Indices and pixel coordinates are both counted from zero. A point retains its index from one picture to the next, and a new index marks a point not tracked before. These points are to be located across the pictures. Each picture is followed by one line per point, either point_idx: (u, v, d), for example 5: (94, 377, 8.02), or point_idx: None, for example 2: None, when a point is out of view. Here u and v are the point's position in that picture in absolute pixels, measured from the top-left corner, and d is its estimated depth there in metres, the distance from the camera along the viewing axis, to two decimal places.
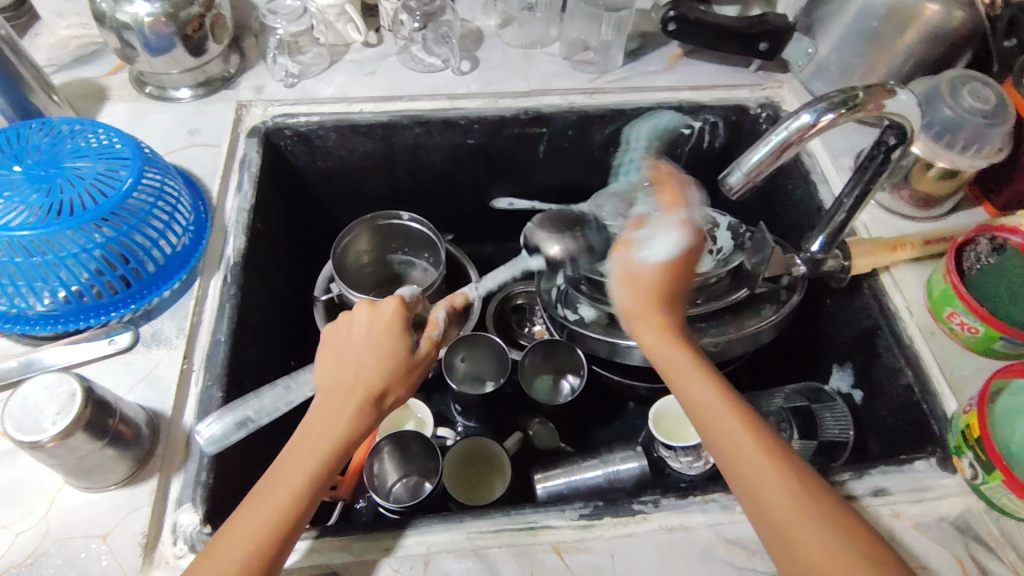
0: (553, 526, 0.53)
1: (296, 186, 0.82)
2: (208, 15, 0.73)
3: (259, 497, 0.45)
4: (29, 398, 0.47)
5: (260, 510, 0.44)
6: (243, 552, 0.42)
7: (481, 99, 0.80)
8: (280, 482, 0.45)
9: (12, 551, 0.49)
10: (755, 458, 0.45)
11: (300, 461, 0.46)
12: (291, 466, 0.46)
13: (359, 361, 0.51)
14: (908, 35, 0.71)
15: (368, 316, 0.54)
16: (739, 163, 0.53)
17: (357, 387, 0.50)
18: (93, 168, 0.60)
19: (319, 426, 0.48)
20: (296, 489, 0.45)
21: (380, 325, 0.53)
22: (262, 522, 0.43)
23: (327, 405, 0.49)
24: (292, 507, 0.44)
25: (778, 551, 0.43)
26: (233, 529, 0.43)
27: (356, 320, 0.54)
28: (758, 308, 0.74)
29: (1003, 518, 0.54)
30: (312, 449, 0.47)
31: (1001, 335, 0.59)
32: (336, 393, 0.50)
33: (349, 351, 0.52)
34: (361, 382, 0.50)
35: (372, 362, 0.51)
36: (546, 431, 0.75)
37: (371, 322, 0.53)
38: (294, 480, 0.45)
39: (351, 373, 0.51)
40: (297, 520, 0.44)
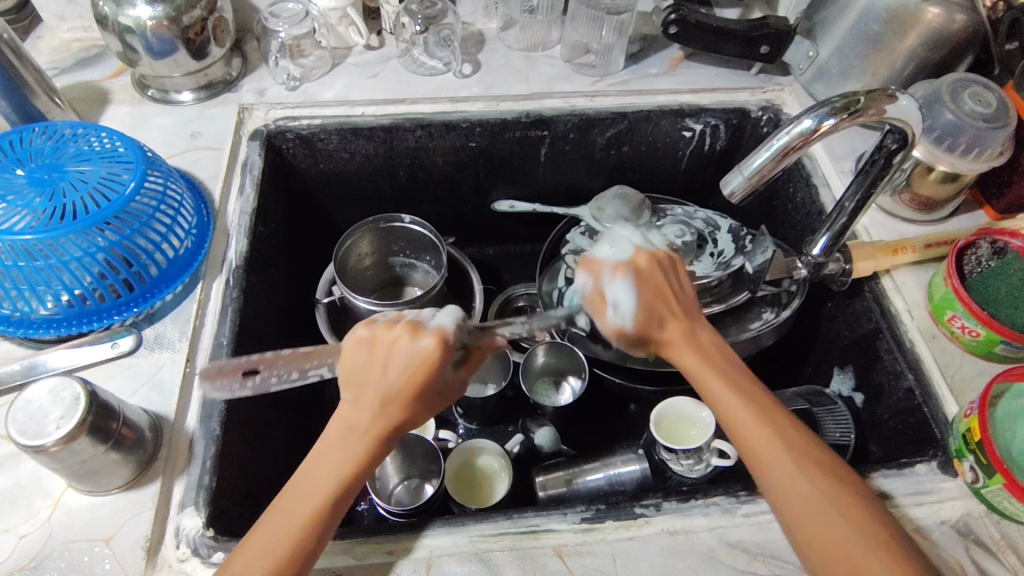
0: (556, 529, 0.53)
1: (299, 188, 0.82)
2: (210, 18, 0.73)
3: (280, 513, 0.44)
4: (33, 402, 0.47)
5: (280, 527, 0.44)
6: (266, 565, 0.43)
7: (483, 102, 0.80)
8: (304, 499, 0.45)
9: (15, 554, 0.50)
10: (778, 450, 0.46)
11: (319, 481, 0.45)
12: (314, 485, 0.45)
13: (388, 396, 0.46)
14: (908, 39, 0.71)
15: (406, 345, 0.47)
16: (741, 167, 0.54)
17: (381, 422, 0.46)
18: (96, 171, 0.60)
19: (341, 448, 0.46)
20: (319, 509, 0.44)
21: (418, 362, 0.47)
22: (286, 537, 0.43)
23: (349, 432, 0.46)
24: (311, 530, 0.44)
25: (804, 544, 0.45)
26: (252, 546, 0.43)
27: (393, 343, 0.48)
28: (758, 310, 0.74)
29: (1005, 521, 0.54)
30: (333, 470, 0.45)
31: (1001, 339, 0.59)
32: (363, 414, 0.46)
33: (382, 382, 0.47)
34: (388, 416, 0.46)
35: (401, 400, 0.46)
36: (546, 431, 0.73)
37: (408, 357, 0.47)
38: (319, 496, 0.45)
39: (380, 407, 0.46)
40: (316, 540, 0.44)
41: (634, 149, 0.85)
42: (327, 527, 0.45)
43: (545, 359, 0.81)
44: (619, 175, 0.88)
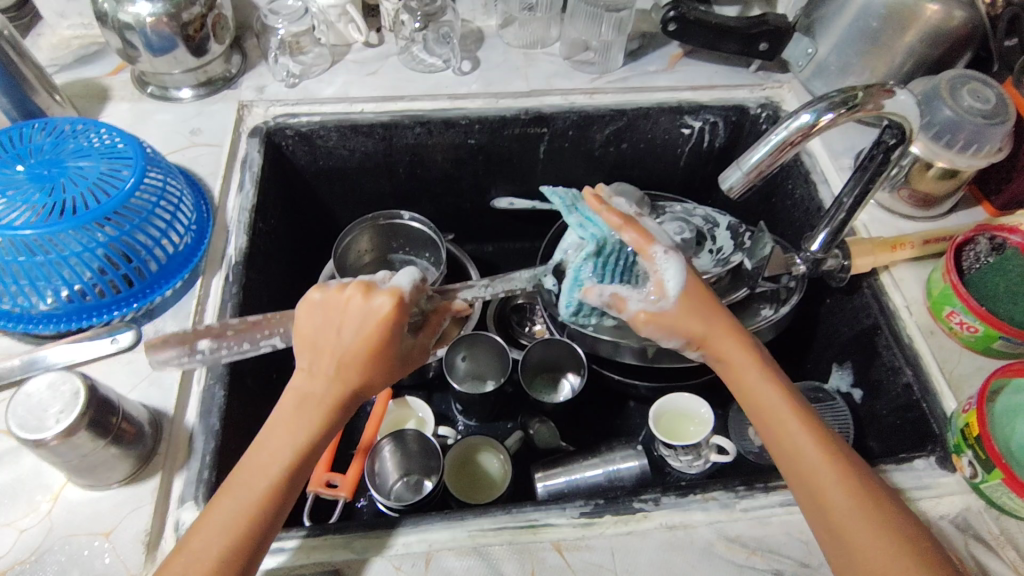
0: (554, 523, 0.53)
1: (299, 185, 0.82)
2: (210, 15, 0.73)
3: (229, 493, 0.44)
4: (33, 396, 0.48)
5: (228, 508, 0.43)
6: (218, 545, 0.42)
7: (482, 99, 0.80)
8: (257, 476, 0.45)
9: (16, 549, 0.50)
10: (801, 438, 0.48)
11: (270, 457, 0.45)
12: (264, 463, 0.45)
13: (345, 357, 0.47)
14: (908, 35, 0.71)
15: (360, 305, 0.48)
16: (739, 162, 0.54)
17: (338, 387, 0.47)
18: (96, 167, 0.60)
19: (295, 421, 0.46)
20: (269, 487, 0.44)
21: (372, 319, 0.48)
22: (238, 513, 0.43)
23: (303, 402, 0.47)
24: (262, 510, 0.44)
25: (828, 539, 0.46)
26: (204, 527, 0.43)
27: (347, 304, 0.49)
28: (757, 307, 0.74)
29: (1004, 516, 0.55)
30: (286, 442, 0.45)
31: (1000, 335, 0.59)
32: (319, 379, 0.47)
33: (340, 340, 0.48)
34: (343, 375, 0.47)
35: (357, 359, 0.47)
36: (544, 428, 0.75)
37: (366, 316, 0.48)
38: (273, 466, 0.45)
39: (338, 370, 0.47)
40: (272, 520, 0.44)
41: (633, 146, 0.85)
42: (281, 507, 0.45)
43: (544, 354, 0.80)
44: (619, 172, 0.88)
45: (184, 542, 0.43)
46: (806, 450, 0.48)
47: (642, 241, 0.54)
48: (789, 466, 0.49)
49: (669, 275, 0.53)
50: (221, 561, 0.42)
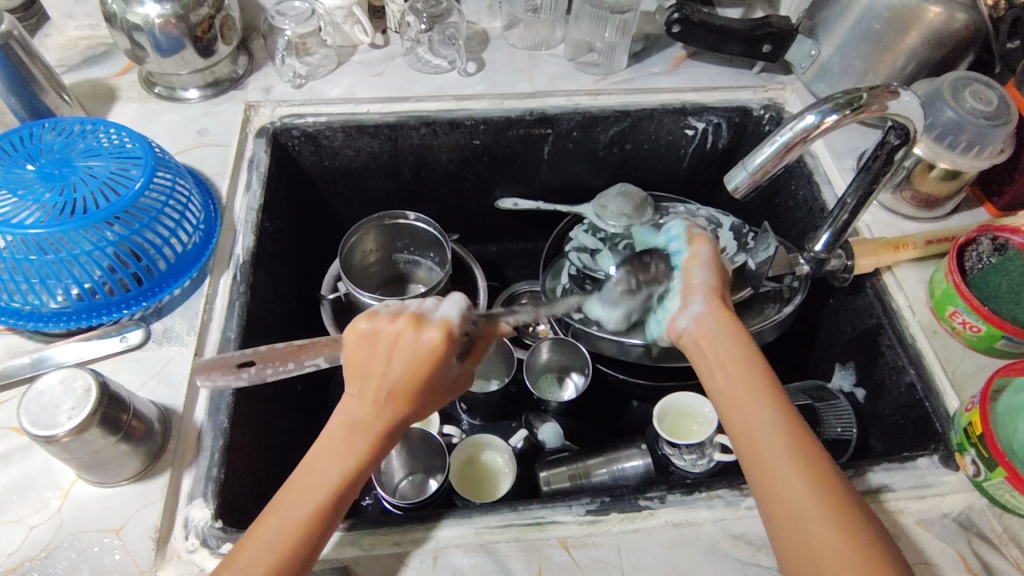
0: (560, 521, 0.54)
1: (304, 185, 0.83)
2: (217, 16, 0.74)
3: (279, 511, 0.44)
4: (45, 392, 0.48)
5: (281, 524, 0.43)
6: (266, 562, 0.42)
7: (487, 100, 0.81)
8: (310, 494, 0.44)
9: (26, 546, 0.50)
10: (772, 429, 0.46)
11: (324, 481, 0.45)
12: (317, 486, 0.45)
13: (394, 388, 0.47)
14: (910, 38, 0.71)
15: (410, 339, 0.48)
16: (745, 163, 0.54)
17: (386, 415, 0.47)
18: (105, 166, 0.61)
19: (350, 444, 0.46)
20: (320, 507, 0.44)
21: (421, 355, 0.48)
22: (289, 530, 0.43)
23: (360, 426, 0.47)
24: (314, 529, 0.44)
25: (777, 528, 0.44)
26: (254, 541, 0.43)
27: (397, 337, 0.48)
28: (761, 307, 0.74)
29: (1006, 514, 0.55)
30: (338, 466, 0.45)
31: (1002, 335, 0.59)
32: (367, 407, 0.47)
33: (390, 369, 0.47)
34: (393, 405, 0.47)
35: (404, 393, 0.47)
36: (550, 428, 0.75)
37: (416, 343, 0.48)
38: (326, 487, 0.45)
39: (385, 397, 0.47)
40: (320, 538, 0.44)
41: (637, 147, 0.85)
42: (328, 527, 0.44)
43: (550, 355, 0.81)
44: (623, 173, 0.89)
45: (237, 551, 0.43)
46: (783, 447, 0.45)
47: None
48: (750, 456, 0.46)
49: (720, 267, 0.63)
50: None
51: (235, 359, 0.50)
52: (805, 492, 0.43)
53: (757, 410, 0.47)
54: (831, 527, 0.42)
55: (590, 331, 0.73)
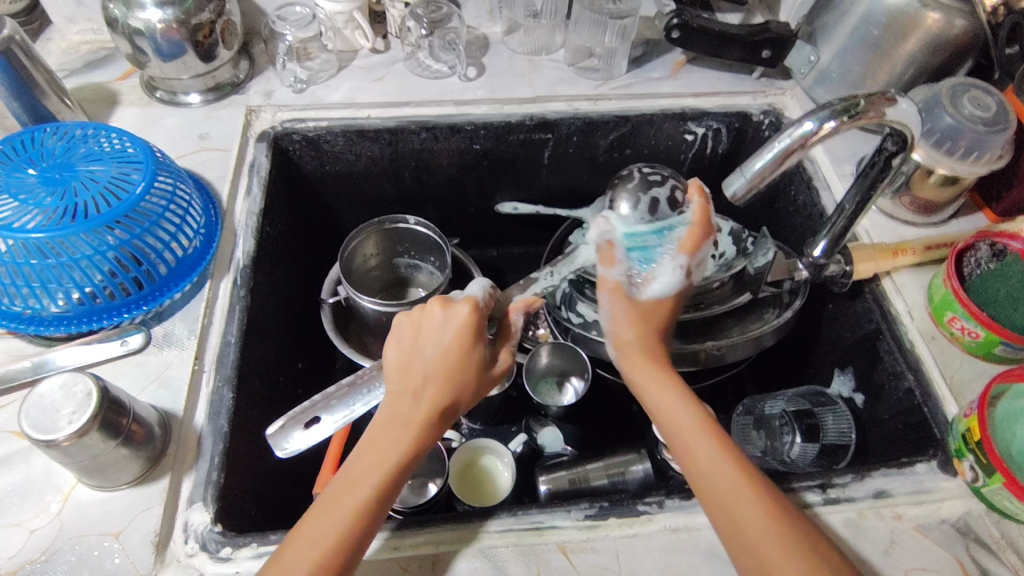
0: (559, 526, 0.54)
1: (305, 189, 0.83)
2: (219, 21, 0.74)
3: (329, 508, 0.46)
4: (46, 397, 0.48)
5: (332, 519, 0.45)
6: (312, 558, 0.43)
7: (488, 105, 0.81)
8: (354, 489, 0.47)
9: (26, 549, 0.50)
10: (715, 460, 0.48)
11: (370, 473, 0.47)
12: (355, 482, 0.47)
13: (430, 370, 0.52)
14: (909, 43, 0.71)
15: (442, 321, 0.54)
16: (743, 169, 0.54)
17: (429, 400, 0.51)
18: (107, 171, 0.61)
19: (394, 434, 0.49)
20: (368, 499, 0.46)
21: (452, 334, 0.53)
22: (334, 524, 0.45)
23: (403, 418, 0.50)
24: (361, 520, 0.45)
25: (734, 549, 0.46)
26: (303, 538, 0.44)
27: (431, 319, 0.54)
28: (760, 312, 0.74)
29: (1005, 521, 0.55)
30: (385, 457, 0.48)
31: (1001, 340, 0.59)
32: (409, 398, 0.51)
33: (422, 359, 0.53)
34: (430, 389, 0.51)
35: (442, 372, 0.52)
36: (550, 432, 0.76)
37: (444, 327, 0.53)
38: (364, 485, 0.47)
39: (422, 384, 0.52)
40: (368, 528, 0.46)
41: (637, 152, 0.86)
42: (376, 518, 0.46)
43: (548, 360, 0.81)
44: None
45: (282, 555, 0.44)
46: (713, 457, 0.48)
47: (688, 241, 0.58)
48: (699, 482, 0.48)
49: (661, 281, 0.58)
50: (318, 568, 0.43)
51: (305, 418, 0.58)
52: (750, 514, 0.45)
53: (699, 443, 0.50)
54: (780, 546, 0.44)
55: (590, 337, 0.74)
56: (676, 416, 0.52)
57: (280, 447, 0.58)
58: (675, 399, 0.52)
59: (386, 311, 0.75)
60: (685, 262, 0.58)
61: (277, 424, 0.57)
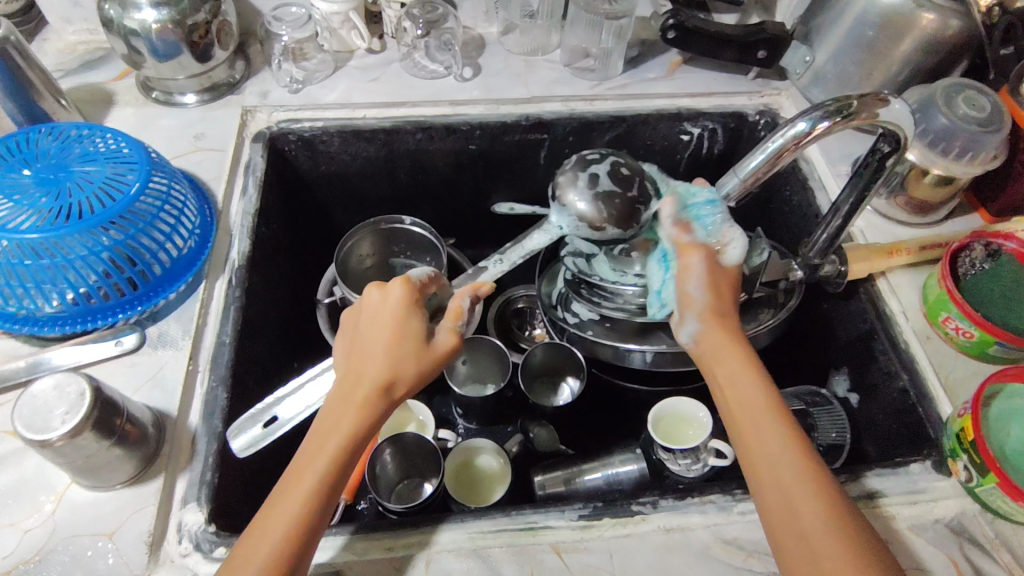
0: (553, 526, 0.54)
1: (300, 189, 0.83)
2: (214, 21, 0.74)
3: (279, 498, 0.45)
4: (39, 397, 0.48)
5: (279, 511, 0.44)
6: (268, 545, 0.43)
7: (484, 105, 0.81)
8: (306, 472, 0.46)
9: (19, 549, 0.50)
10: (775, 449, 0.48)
11: (313, 461, 0.46)
12: (304, 469, 0.46)
13: (370, 351, 0.52)
14: (904, 43, 0.71)
15: (376, 303, 0.54)
16: (737, 169, 0.55)
17: (366, 378, 0.50)
18: (101, 171, 0.61)
19: (338, 417, 0.48)
20: (313, 486, 0.45)
21: (384, 314, 0.53)
22: (289, 511, 0.44)
23: (342, 402, 0.49)
24: (310, 503, 0.45)
25: (778, 539, 0.45)
26: (261, 526, 0.44)
27: (368, 304, 0.55)
28: (756, 312, 0.74)
29: (999, 520, 0.55)
30: (333, 439, 0.47)
31: (997, 341, 0.59)
32: (349, 380, 0.51)
33: (360, 344, 0.53)
34: (370, 371, 0.50)
35: (375, 350, 0.52)
36: (545, 432, 0.75)
37: (377, 307, 0.54)
38: (315, 467, 0.46)
39: (361, 365, 0.51)
40: (320, 513, 0.45)
41: (633, 152, 0.86)
42: (327, 502, 0.46)
43: (543, 358, 0.81)
44: None
45: (239, 548, 0.44)
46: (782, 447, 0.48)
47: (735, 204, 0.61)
48: (756, 472, 0.48)
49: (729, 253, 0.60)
50: (274, 556, 0.43)
51: (262, 417, 0.58)
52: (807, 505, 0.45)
53: (765, 431, 0.49)
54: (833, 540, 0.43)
55: (585, 338, 0.74)
56: (743, 398, 0.51)
57: (239, 448, 0.56)
58: (750, 387, 0.52)
59: None
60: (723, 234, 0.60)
61: (238, 422, 0.57)
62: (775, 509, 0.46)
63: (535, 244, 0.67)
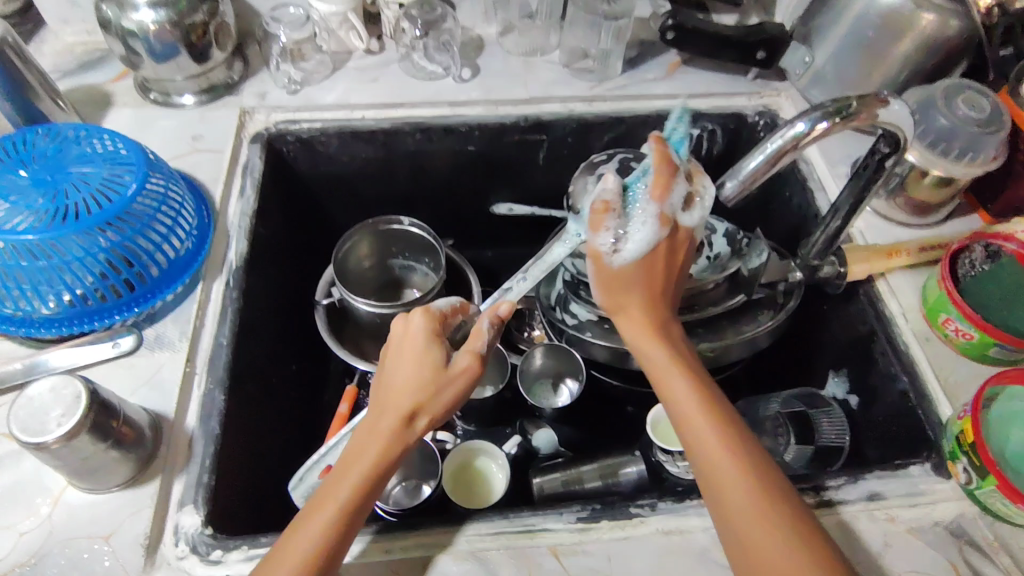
0: (551, 528, 0.54)
1: (299, 190, 0.83)
2: (212, 22, 0.74)
3: (302, 524, 0.46)
4: (35, 399, 0.48)
5: (300, 538, 0.45)
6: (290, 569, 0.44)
7: (482, 106, 0.81)
8: (326, 500, 0.47)
9: (15, 552, 0.50)
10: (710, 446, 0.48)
11: (335, 490, 0.47)
12: (325, 499, 0.46)
13: (395, 381, 0.52)
14: (904, 43, 0.71)
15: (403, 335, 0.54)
16: (735, 170, 0.54)
17: (388, 410, 0.50)
18: (98, 173, 0.61)
19: (360, 447, 0.49)
20: (336, 514, 0.46)
21: (408, 345, 0.53)
22: (311, 539, 0.45)
23: (369, 433, 0.50)
24: (331, 531, 0.45)
25: (731, 544, 0.45)
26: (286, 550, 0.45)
27: (395, 335, 0.55)
28: (755, 314, 0.73)
29: (998, 523, 0.55)
30: (355, 469, 0.48)
31: (996, 342, 0.59)
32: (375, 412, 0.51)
33: (386, 375, 0.53)
34: (393, 403, 0.50)
35: (398, 381, 0.51)
36: (546, 436, 0.76)
37: (403, 338, 0.54)
38: (337, 495, 0.47)
39: (386, 397, 0.51)
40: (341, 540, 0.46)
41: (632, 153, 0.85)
42: (349, 529, 0.46)
43: (543, 362, 0.81)
44: None
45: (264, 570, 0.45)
46: (717, 456, 0.48)
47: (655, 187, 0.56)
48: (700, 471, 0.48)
49: (634, 240, 0.56)
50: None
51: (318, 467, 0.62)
52: (742, 503, 0.45)
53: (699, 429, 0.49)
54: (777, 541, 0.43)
55: (584, 339, 0.74)
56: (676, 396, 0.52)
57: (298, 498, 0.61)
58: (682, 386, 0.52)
59: (380, 312, 0.75)
60: (656, 210, 0.56)
61: (298, 474, 0.62)
62: (725, 519, 0.46)
63: (555, 258, 0.69)
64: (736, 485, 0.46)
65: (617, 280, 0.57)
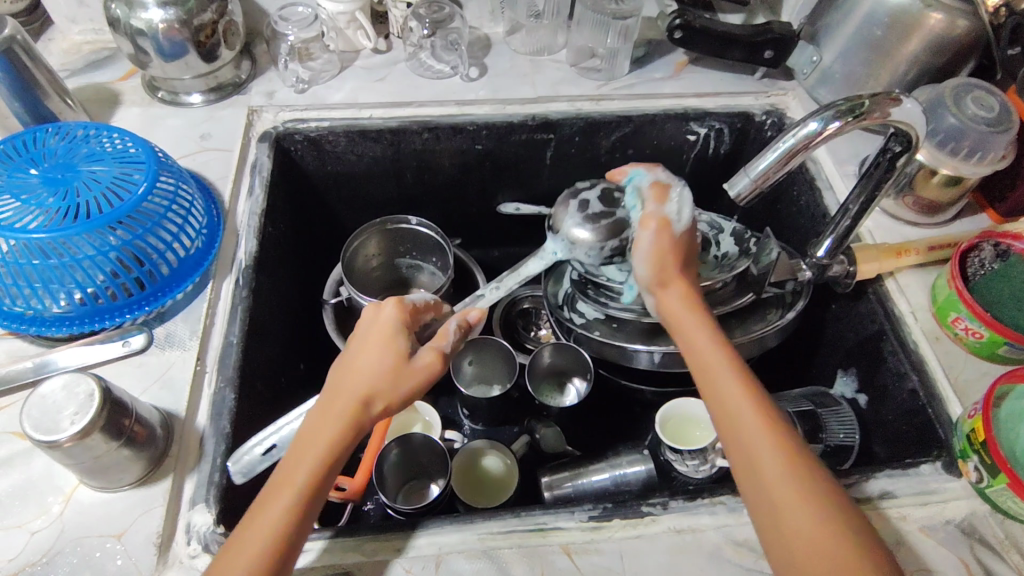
0: (563, 527, 0.53)
1: (306, 189, 0.83)
2: (221, 21, 0.74)
3: (264, 506, 0.45)
4: (47, 398, 0.48)
5: (261, 521, 0.44)
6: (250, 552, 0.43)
7: (489, 105, 0.81)
8: (286, 481, 0.46)
9: (27, 551, 0.50)
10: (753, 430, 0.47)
11: (294, 471, 0.46)
12: (285, 480, 0.46)
13: (355, 369, 0.51)
14: (912, 42, 0.71)
15: (368, 323, 0.54)
16: (747, 169, 0.54)
17: (345, 395, 0.50)
18: (109, 171, 0.61)
19: (319, 430, 0.48)
20: (298, 494, 0.45)
21: (371, 333, 0.53)
22: (273, 520, 0.44)
23: (324, 415, 0.49)
24: (292, 513, 0.44)
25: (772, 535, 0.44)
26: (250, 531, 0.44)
27: (360, 324, 0.55)
28: (766, 312, 0.74)
29: (1009, 521, 0.55)
30: (314, 451, 0.47)
31: (1006, 341, 0.59)
32: (333, 397, 0.50)
33: (348, 360, 0.52)
34: (352, 387, 0.50)
35: (357, 367, 0.51)
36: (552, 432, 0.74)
37: (369, 327, 0.54)
38: (297, 475, 0.46)
39: (343, 384, 0.51)
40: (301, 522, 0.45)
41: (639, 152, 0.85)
42: (309, 512, 0.45)
43: (551, 359, 0.81)
44: None
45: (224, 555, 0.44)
46: (763, 441, 0.46)
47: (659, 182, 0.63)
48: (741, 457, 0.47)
49: (684, 212, 0.61)
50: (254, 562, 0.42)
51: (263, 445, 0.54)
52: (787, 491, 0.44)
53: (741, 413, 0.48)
54: (823, 530, 0.42)
55: (592, 338, 0.73)
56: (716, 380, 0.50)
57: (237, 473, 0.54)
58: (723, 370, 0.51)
59: None
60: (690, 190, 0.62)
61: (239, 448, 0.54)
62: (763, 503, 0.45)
63: (531, 271, 0.72)
64: (781, 471, 0.45)
65: (670, 255, 0.58)
